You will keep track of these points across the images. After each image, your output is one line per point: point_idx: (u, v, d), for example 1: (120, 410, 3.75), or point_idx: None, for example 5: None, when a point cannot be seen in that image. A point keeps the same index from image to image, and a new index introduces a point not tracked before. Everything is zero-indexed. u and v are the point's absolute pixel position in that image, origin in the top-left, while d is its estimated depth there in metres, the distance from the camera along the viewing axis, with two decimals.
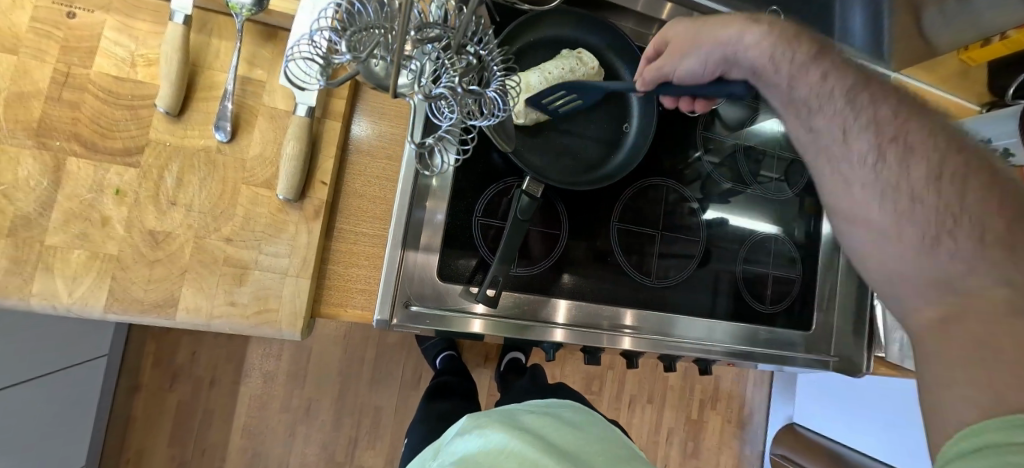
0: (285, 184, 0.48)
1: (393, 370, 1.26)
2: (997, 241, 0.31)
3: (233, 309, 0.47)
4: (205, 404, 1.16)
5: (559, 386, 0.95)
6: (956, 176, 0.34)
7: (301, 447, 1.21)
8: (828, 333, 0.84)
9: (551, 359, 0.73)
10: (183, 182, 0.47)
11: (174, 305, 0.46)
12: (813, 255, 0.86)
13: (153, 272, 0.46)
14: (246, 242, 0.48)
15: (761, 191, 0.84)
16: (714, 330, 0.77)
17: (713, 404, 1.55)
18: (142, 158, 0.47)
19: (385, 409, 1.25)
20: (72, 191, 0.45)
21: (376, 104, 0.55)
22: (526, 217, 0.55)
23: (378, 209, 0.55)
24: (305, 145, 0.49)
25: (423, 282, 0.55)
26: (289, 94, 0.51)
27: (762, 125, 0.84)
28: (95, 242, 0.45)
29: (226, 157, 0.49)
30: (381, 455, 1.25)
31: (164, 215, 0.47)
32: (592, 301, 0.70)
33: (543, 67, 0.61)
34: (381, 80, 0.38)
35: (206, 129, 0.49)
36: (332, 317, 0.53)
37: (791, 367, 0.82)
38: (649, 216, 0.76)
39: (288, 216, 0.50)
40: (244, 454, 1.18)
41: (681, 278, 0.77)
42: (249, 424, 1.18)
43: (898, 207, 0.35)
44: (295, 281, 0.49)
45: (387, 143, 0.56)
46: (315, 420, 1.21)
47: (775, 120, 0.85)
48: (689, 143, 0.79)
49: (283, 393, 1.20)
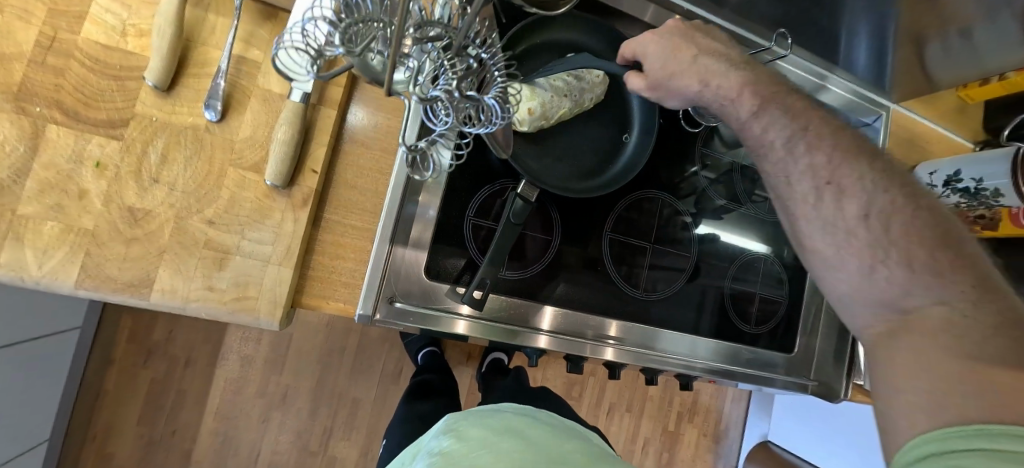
0: (273, 170, 0.47)
1: (373, 362, 1.25)
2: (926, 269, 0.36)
3: (211, 294, 0.46)
4: (178, 384, 1.14)
5: (545, 390, 0.94)
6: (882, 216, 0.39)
7: (274, 434, 1.19)
8: (810, 357, 0.85)
9: (534, 365, 0.72)
10: (168, 159, 0.46)
11: (148, 286, 0.44)
12: (800, 277, 0.87)
13: (129, 250, 0.44)
14: (229, 226, 0.47)
15: (754, 211, 0.84)
16: (696, 347, 0.77)
17: (691, 416, 1.56)
18: (126, 131, 0.45)
19: (364, 401, 1.24)
20: (49, 160, 0.43)
21: (374, 94, 0.54)
22: (519, 220, 0.55)
23: (369, 202, 0.53)
24: (297, 131, 0.47)
25: (409, 279, 0.55)
26: (285, 77, 0.49)
27: None
28: (70, 215, 0.43)
29: (215, 137, 0.47)
30: (355, 447, 1.24)
31: (145, 192, 0.45)
32: (579, 310, 0.70)
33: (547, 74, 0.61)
34: (377, 75, 0.36)
35: (195, 106, 0.47)
36: (313, 308, 0.52)
37: (770, 389, 0.82)
38: (643, 228, 0.75)
39: (275, 203, 0.48)
40: (215, 437, 1.16)
41: (670, 292, 0.76)
42: (223, 407, 1.16)
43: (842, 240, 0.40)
44: (276, 270, 0.47)
45: (382, 135, 0.54)
46: (291, 408, 1.20)
47: None
48: (687, 158, 0.79)
49: (260, 378, 1.18)
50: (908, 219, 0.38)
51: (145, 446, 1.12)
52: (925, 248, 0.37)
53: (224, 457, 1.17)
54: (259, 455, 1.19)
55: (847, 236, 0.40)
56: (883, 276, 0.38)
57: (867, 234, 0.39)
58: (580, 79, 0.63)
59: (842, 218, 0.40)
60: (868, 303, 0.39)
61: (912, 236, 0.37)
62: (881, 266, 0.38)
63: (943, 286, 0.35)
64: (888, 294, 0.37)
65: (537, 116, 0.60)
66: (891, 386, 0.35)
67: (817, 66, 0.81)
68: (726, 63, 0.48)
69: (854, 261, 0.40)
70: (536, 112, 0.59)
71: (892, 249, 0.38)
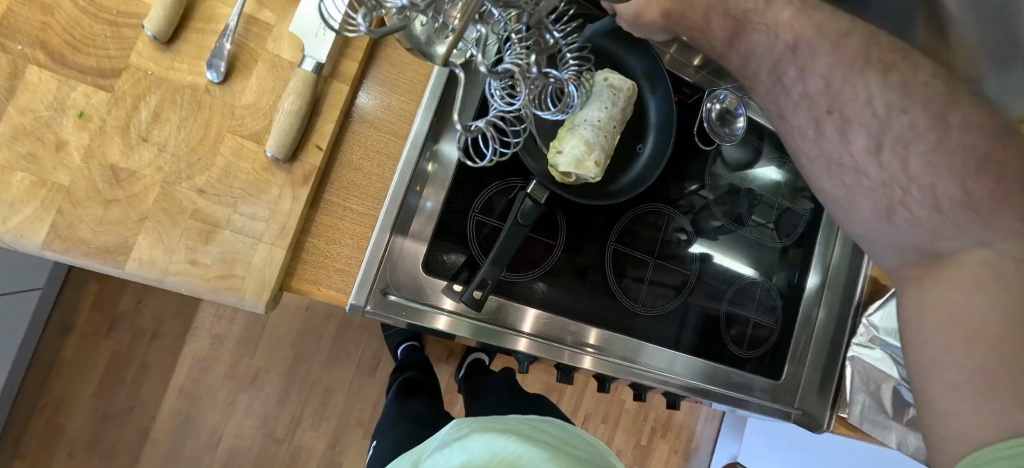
0: (276, 141, 0.43)
1: (351, 352, 1.21)
2: (951, 205, 0.32)
3: (193, 269, 0.42)
4: (142, 358, 1.08)
5: (541, 399, 0.91)
6: (897, 143, 0.33)
7: (240, 418, 1.14)
8: (795, 385, 0.86)
9: (523, 372, 0.70)
10: (160, 119, 0.42)
11: (124, 253, 0.41)
12: (794, 305, 0.86)
13: (107, 213, 0.40)
14: (221, 198, 0.43)
15: (754, 237, 0.83)
16: (675, 363, 0.75)
17: (664, 432, 1.56)
18: (117, 83, 0.42)
19: (337, 391, 1.20)
20: (27, 105, 0.39)
21: (389, 74, 0.51)
22: (526, 222, 0.53)
23: (373, 187, 0.50)
24: (306, 103, 0.44)
25: (403, 270, 0.52)
26: (297, 45, 0.46)
27: (761, 172, 0.84)
28: (44, 167, 0.39)
29: (215, 100, 0.44)
30: (323, 437, 1.20)
31: (131, 150, 0.41)
32: (561, 314, 0.68)
33: (588, 117, 0.58)
34: (423, 47, 0.28)
35: (197, 64, 0.44)
36: (302, 293, 0.48)
37: (747, 411, 0.82)
38: (647, 242, 0.74)
39: (273, 177, 0.45)
40: (176, 416, 1.10)
41: (666, 309, 0.75)
42: (188, 385, 1.11)
43: (846, 181, 0.37)
44: (268, 249, 0.44)
45: (394, 118, 0.51)
46: (260, 392, 1.15)
47: (769, 168, 0.84)
48: (689, 175, 0.77)
49: (230, 358, 1.13)
50: (929, 146, 0.32)
51: (99, 421, 1.06)
52: (953, 179, 0.32)
53: (184, 438, 1.11)
54: (221, 438, 1.13)
55: (857, 177, 0.36)
56: (903, 216, 0.35)
57: (878, 173, 0.35)
58: (615, 104, 0.60)
59: (848, 155, 0.36)
60: (900, 248, 0.35)
61: (937, 168, 0.32)
62: (900, 206, 0.34)
63: (984, 226, 0.32)
64: (915, 238, 0.34)
65: (602, 161, 0.60)
66: (947, 407, 0.30)
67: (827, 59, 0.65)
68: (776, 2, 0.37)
69: (869, 203, 0.36)
70: (600, 161, 0.59)
71: (913, 186, 0.33)
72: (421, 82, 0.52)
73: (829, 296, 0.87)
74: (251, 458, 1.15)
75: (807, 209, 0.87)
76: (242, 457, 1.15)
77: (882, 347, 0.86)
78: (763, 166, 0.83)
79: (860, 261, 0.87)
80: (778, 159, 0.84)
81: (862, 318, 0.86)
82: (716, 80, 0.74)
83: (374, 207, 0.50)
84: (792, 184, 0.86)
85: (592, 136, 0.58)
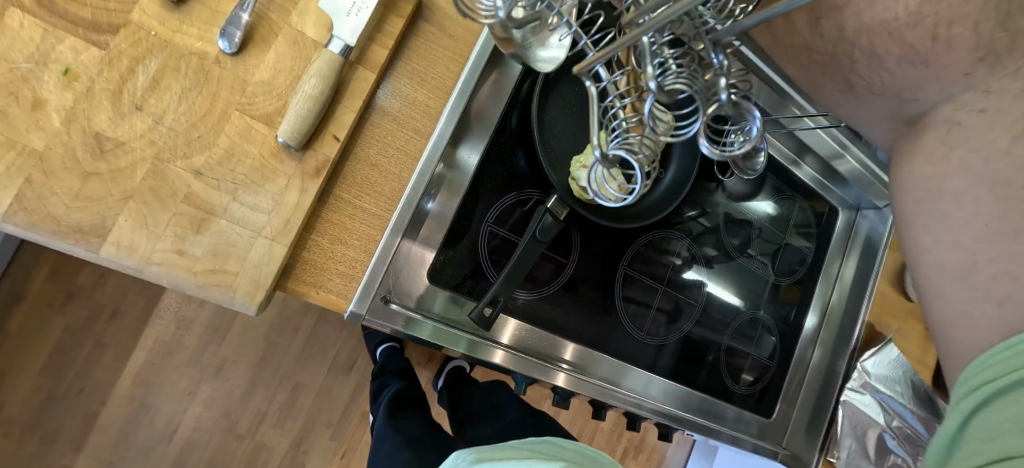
0: (290, 126, 0.39)
1: (327, 348, 1.15)
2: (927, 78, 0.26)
3: (179, 260, 0.37)
4: (98, 337, 0.99)
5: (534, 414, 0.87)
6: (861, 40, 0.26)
7: (199, 409, 1.07)
8: (785, 424, 0.85)
9: (519, 394, 0.67)
10: (158, 86, 0.37)
11: (100, 236, 0.35)
12: (790, 343, 0.86)
13: (84, 187, 0.35)
14: (219, 183, 0.38)
15: (758, 271, 0.82)
16: (650, 385, 0.72)
17: (635, 454, 1.54)
18: (114, 40, 0.37)
19: (307, 388, 1.13)
20: (2, 53, 0.34)
21: (417, 68, 0.47)
22: (545, 238, 0.49)
23: (386, 185, 0.45)
24: (328, 89, 0.40)
25: (407, 277, 0.49)
26: (323, 22, 0.42)
27: (758, 205, 0.80)
28: (16, 128, 0.34)
29: (225, 73, 0.39)
30: (287, 436, 1.13)
31: (121, 118, 0.36)
32: (540, 327, 0.64)
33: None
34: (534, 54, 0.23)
35: (208, 31, 0.39)
36: (297, 295, 0.43)
37: (716, 441, 0.79)
38: (653, 267, 0.72)
39: (280, 166, 0.40)
40: (131, 402, 1.02)
41: (667, 341, 0.74)
42: (146, 370, 1.03)
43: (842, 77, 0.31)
44: (266, 244, 0.39)
45: (418, 113, 0.47)
46: (224, 383, 1.08)
47: (767, 203, 0.81)
48: (689, 200, 0.74)
49: (196, 344, 1.05)
50: None
51: (41, 403, 0.97)
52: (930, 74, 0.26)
53: (135, 427, 1.03)
54: (176, 429, 1.06)
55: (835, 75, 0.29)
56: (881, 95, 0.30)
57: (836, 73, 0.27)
58: None
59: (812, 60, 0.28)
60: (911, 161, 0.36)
61: None
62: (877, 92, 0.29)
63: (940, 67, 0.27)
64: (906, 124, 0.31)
65: None
66: None
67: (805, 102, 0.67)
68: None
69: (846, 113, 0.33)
70: None
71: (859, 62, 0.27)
72: (450, 79, 0.48)
73: (825, 334, 0.87)
74: (208, 452, 1.08)
75: (809, 248, 0.86)
76: (197, 451, 1.08)
77: (872, 393, 0.86)
78: (763, 200, 0.81)
79: (858, 307, 0.87)
80: (780, 194, 0.82)
81: (856, 363, 0.85)
82: None
83: (387, 209, 0.45)
84: (796, 222, 0.84)
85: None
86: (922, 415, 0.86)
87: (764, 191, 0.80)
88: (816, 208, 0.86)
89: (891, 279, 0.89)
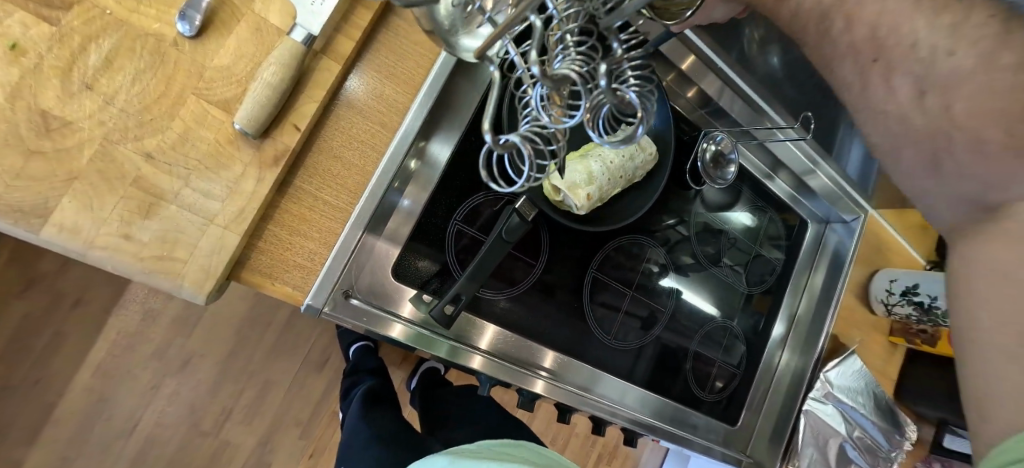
0: (247, 113, 0.38)
1: (299, 345, 1.13)
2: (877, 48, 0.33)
3: (125, 245, 0.36)
4: (58, 326, 0.96)
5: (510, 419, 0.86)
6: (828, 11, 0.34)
7: (162, 404, 1.04)
8: (750, 433, 0.86)
9: (486, 395, 0.67)
10: (111, 67, 0.37)
11: (42, 217, 0.34)
12: (758, 352, 0.87)
13: (27, 166, 0.34)
14: (171, 168, 0.38)
15: (730, 280, 0.83)
16: (626, 395, 0.73)
17: (609, 461, 1.54)
18: (67, 17, 0.36)
19: (276, 385, 1.11)
20: None
21: (385, 62, 0.47)
22: (511, 238, 0.49)
23: (351, 179, 0.45)
24: (289, 78, 0.39)
25: (372, 273, 0.48)
26: (288, 10, 0.41)
27: (734, 216, 0.82)
28: None
29: (183, 57, 0.39)
30: (253, 434, 1.10)
31: (70, 98, 0.36)
32: (516, 333, 0.64)
33: (603, 154, 0.59)
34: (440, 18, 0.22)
35: (167, 12, 0.38)
36: (253, 286, 0.42)
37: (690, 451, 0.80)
38: (628, 273, 0.72)
39: (237, 152, 0.40)
40: (90, 395, 0.99)
41: (640, 347, 0.75)
42: (107, 362, 1.00)
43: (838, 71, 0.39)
44: (219, 232, 0.39)
45: (385, 107, 0.47)
46: (190, 377, 1.05)
47: (743, 213, 0.82)
48: (665, 208, 0.75)
49: (162, 337, 1.03)
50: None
51: None
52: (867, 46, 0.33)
53: (92, 421, 1.00)
54: (137, 424, 1.03)
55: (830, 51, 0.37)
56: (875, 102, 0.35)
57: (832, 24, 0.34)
58: (628, 158, 0.59)
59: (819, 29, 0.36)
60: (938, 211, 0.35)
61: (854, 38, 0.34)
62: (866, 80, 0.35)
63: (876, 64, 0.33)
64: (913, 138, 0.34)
65: (593, 200, 0.58)
66: None
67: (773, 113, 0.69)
68: (844, 11, 0.33)
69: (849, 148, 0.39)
70: (593, 198, 0.57)
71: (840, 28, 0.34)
72: (420, 74, 0.48)
73: (793, 343, 0.89)
74: (169, 449, 1.05)
75: (779, 259, 0.88)
76: (158, 447, 1.05)
77: (834, 403, 0.87)
78: (738, 211, 0.82)
79: (825, 314, 0.88)
80: (753, 205, 0.83)
81: (820, 374, 0.86)
82: (712, 121, 0.71)
83: (349, 202, 0.45)
84: (768, 233, 0.86)
85: (599, 173, 0.57)
86: (883, 427, 0.90)
87: (739, 202, 0.81)
88: (787, 220, 0.88)
89: (857, 291, 0.92)
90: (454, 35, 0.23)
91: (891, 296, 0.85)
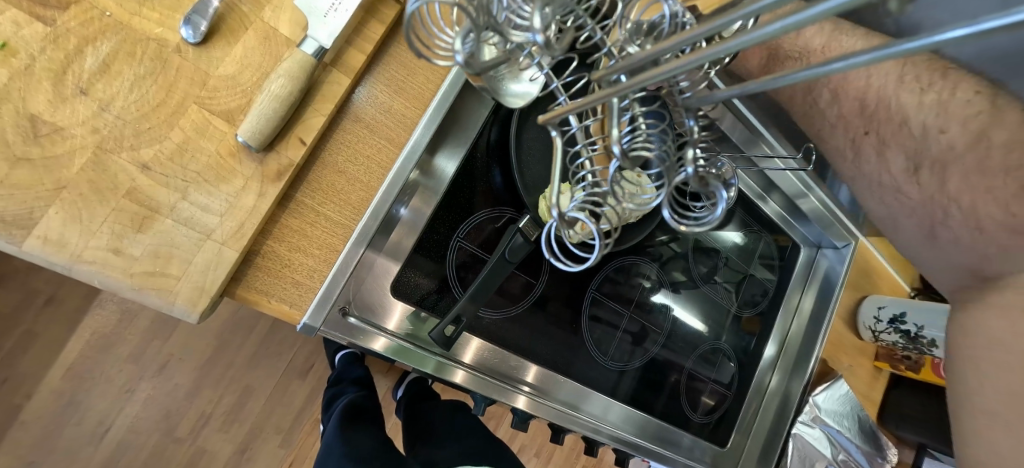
0: (252, 126, 0.37)
1: (282, 351, 1.09)
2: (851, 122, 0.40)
3: (115, 260, 0.35)
4: (29, 325, 0.92)
5: (501, 441, 0.84)
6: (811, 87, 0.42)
7: (137, 409, 1.00)
8: (737, 454, 0.87)
9: (479, 415, 0.65)
10: (109, 71, 0.35)
11: (28, 227, 0.33)
12: (748, 373, 0.88)
13: (12, 173, 0.33)
14: (170, 180, 0.36)
15: (723, 300, 0.83)
16: (610, 410, 0.72)
17: None
18: (63, 17, 0.35)
19: (258, 391, 1.07)
20: None
21: (394, 75, 0.46)
22: (513, 259, 0.47)
23: (355, 194, 0.44)
24: (297, 90, 0.38)
25: (370, 289, 0.47)
26: (298, 20, 0.40)
27: (728, 235, 0.82)
28: None
29: (186, 64, 0.37)
30: (231, 441, 1.06)
31: (64, 102, 0.34)
32: (505, 348, 0.63)
33: None
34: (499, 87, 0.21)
35: (171, 17, 0.37)
36: (247, 304, 0.41)
37: None
38: (623, 292, 0.72)
39: (240, 166, 0.38)
40: (59, 398, 0.94)
41: (630, 365, 0.74)
42: (80, 364, 0.95)
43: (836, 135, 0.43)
44: (216, 248, 0.37)
45: (391, 120, 0.45)
46: (167, 381, 1.01)
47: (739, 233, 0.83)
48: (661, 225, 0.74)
49: (138, 339, 0.98)
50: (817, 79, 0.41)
51: None
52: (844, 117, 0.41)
53: (61, 425, 0.95)
54: (109, 429, 0.98)
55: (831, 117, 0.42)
56: None
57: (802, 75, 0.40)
58: None
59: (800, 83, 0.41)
60: None
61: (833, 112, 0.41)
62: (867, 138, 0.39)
63: None
64: None
65: None
66: None
67: (773, 138, 0.69)
68: None
69: None
70: None
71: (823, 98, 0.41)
72: (429, 88, 0.47)
73: (782, 365, 0.90)
74: (141, 456, 1.01)
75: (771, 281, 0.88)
76: (131, 453, 1.00)
77: (821, 427, 0.88)
78: (732, 231, 0.82)
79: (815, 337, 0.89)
80: (746, 227, 0.84)
81: (808, 398, 0.87)
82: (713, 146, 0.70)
83: (352, 218, 0.43)
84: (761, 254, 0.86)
85: None
86: (867, 450, 0.89)
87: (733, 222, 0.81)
88: (780, 241, 0.88)
89: (846, 317, 0.93)
90: (501, 81, 0.22)
91: (879, 323, 0.86)
